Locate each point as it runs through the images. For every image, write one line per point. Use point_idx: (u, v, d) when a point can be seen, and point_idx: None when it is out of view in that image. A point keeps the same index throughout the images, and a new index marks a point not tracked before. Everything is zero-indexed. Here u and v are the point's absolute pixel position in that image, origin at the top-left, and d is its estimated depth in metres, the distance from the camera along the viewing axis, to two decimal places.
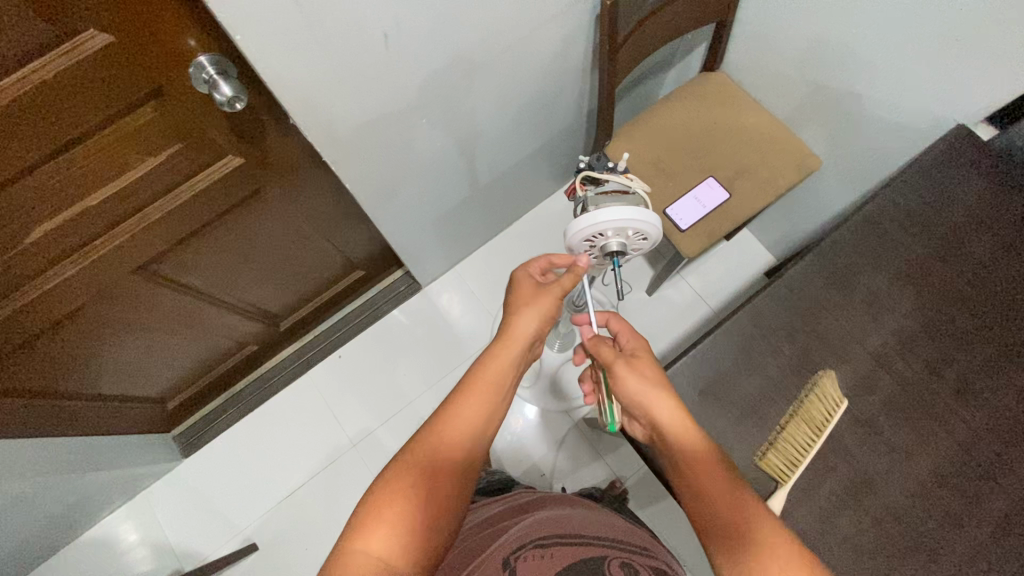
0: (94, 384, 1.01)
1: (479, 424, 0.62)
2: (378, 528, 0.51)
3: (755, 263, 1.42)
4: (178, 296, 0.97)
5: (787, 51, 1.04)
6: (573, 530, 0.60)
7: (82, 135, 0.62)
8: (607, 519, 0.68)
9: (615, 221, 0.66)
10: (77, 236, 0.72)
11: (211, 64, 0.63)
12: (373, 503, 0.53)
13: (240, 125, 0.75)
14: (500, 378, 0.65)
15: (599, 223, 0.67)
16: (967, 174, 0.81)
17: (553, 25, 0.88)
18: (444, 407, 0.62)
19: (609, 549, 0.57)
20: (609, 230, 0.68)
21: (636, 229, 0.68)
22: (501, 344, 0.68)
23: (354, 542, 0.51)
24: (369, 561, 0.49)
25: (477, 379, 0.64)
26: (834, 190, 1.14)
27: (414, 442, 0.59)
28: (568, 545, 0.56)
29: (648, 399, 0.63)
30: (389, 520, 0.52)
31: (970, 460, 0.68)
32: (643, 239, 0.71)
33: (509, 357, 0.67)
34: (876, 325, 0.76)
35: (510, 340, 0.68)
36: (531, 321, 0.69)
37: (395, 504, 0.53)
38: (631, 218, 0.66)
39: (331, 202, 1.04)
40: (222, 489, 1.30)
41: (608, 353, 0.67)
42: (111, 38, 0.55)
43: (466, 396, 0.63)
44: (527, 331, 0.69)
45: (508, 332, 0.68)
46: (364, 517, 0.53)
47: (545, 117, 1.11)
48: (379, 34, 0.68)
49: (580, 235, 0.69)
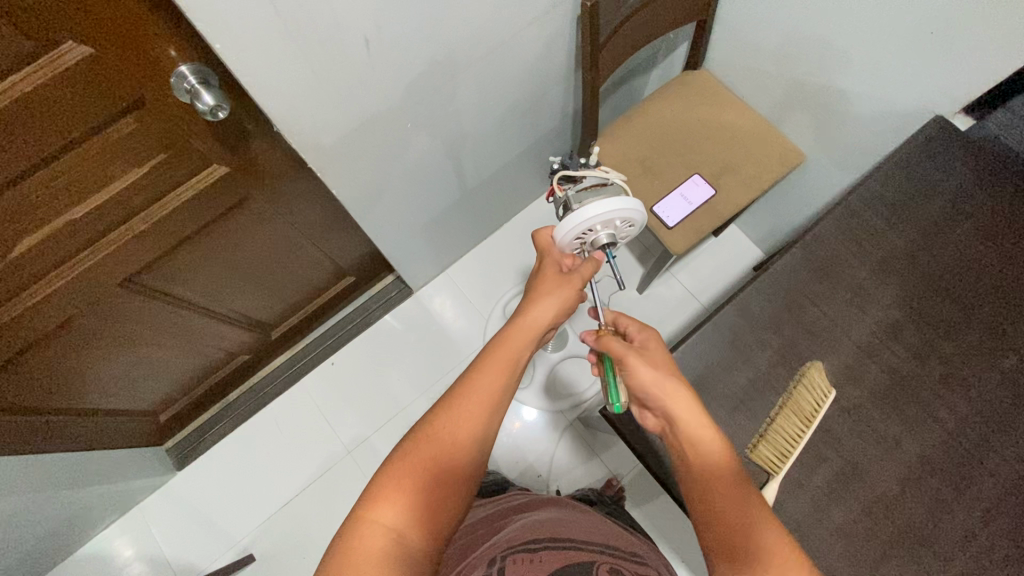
0: (82, 398, 1.00)
1: (497, 400, 0.59)
2: (392, 499, 0.51)
3: (743, 259, 1.43)
4: (163, 305, 0.95)
5: (766, 48, 1.05)
6: (564, 533, 0.60)
7: (64, 147, 0.61)
8: (597, 522, 0.68)
9: (596, 216, 0.67)
10: (63, 248, 0.72)
11: (193, 73, 0.63)
12: (387, 475, 0.53)
13: (223, 134, 0.74)
14: (520, 355, 0.63)
15: (582, 221, 0.68)
16: (946, 164, 0.82)
17: (535, 26, 0.88)
18: (461, 380, 0.60)
19: (599, 555, 0.56)
20: (597, 225, 0.69)
21: (623, 218, 0.69)
22: (520, 321, 0.66)
23: (367, 512, 0.50)
24: (382, 533, 0.49)
25: (496, 356, 0.62)
26: (817, 184, 1.15)
27: (431, 414, 0.58)
28: (560, 549, 0.56)
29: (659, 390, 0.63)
30: (403, 493, 0.51)
31: (958, 446, 0.69)
32: (630, 226, 0.72)
33: (528, 334, 0.65)
34: (861, 316, 0.77)
35: (528, 319, 0.66)
36: (552, 304, 0.67)
37: (410, 476, 0.52)
38: (610, 209, 0.67)
39: (319, 209, 1.04)
40: (218, 501, 1.29)
41: (619, 349, 0.66)
42: (90, 50, 0.55)
43: (484, 371, 0.60)
44: (549, 314, 0.66)
45: (529, 313, 0.66)
46: (377, 487, 0.52)
47: (529, 120, 1.12)
48: (360, 40, 0.68)
49: (568, 238, 0.70)
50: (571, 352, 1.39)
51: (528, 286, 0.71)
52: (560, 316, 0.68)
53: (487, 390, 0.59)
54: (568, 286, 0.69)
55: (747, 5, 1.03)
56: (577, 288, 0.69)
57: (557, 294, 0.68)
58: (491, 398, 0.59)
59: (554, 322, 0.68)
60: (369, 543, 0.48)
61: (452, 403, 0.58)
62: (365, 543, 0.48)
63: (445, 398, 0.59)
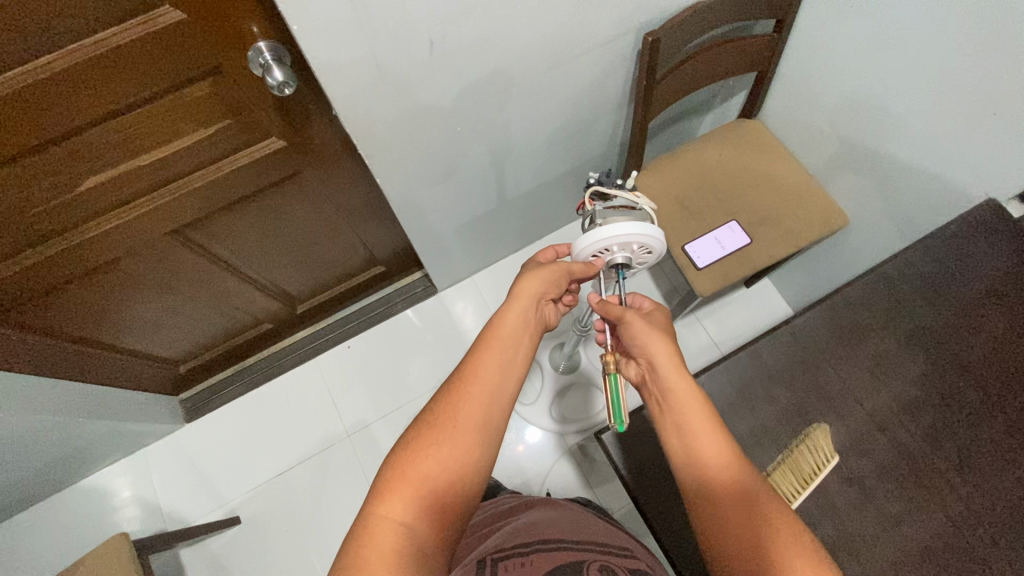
0: (114, 335, 1.06)
1: (496, 382, 0.61)
2: (398, 493, 0.52)
3: (772, 315, 1.40)
4: (203, 259, 1.00)
5: (825, 107, 1.05)
6: (553, 536, 0.60)
7: (145, 98, 0.67)
8: (587, 521, 0.68)
9: (613, 237, 0.67)
10: (127, 190, 0.78)
11: (268, 50, 0.68)
12: (393, 469, 0.54)
13: (286, 111, 0.79)
14: (516, 338, 0.65)
15: (599, 240, 0.68)
16: (992, 248, 0.80)
17: (596, 53, 0.91)
18: (461, 369, 0.61)
19: (589, 553, 0.57)
20: (614, 245, 0.69)
21: (640, 243, 0.69)
22: (516, 304, 0.67)
23: (375, 506, 0.51)
24: (392, 527, 0.50)
25: (493, 339, 0.63)
26: (859, 250, 1.13)
27: (433, 405, 0.59)
28: (549, 551, 0.56)
29: (648, 341, 0.63)
30: (408, 486, 0.52)
31: (961, 538, 0.66)
32: (648, 252, 0.72)
33: (521, 315, 0.66)
34: (878, 387, 0.75)
35: (520, 301, 0.67)
36: (536, 285, 0.68)
37: (414, 468, 0.54)
38: (628, 233, 0.67)
39: (363, 196, 1.08)
40: (218, 459, 1.33)
41: (616, 309, 0.65)
42: (182, 16, 0.61)
43: (481, 354, 0.62)
44: (538, 290, 0.68)
45: (516, 296, 0.67)
46: (382, 484, 0.53)
47: (577, 143, 1.15)
48: (425, 40, 0.72)
49: (584, 253, 0.71)
50: (581, 377, 1.39)
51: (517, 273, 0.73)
52: (553, 287, 0.70)
53: (484, 374, 0.61)
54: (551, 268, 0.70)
55: (811, 63, 1.03)
56: (561, 268, 0.70)
57: (542, 281, 0.69)
58: (489, 381, 0.60)
59: (548, 292, 0.70)
60: (379, 538, 0.49)
61: (452, 392, 0.59)
62: (372, 539, 0.49)
63: (445, 389, 0.60)
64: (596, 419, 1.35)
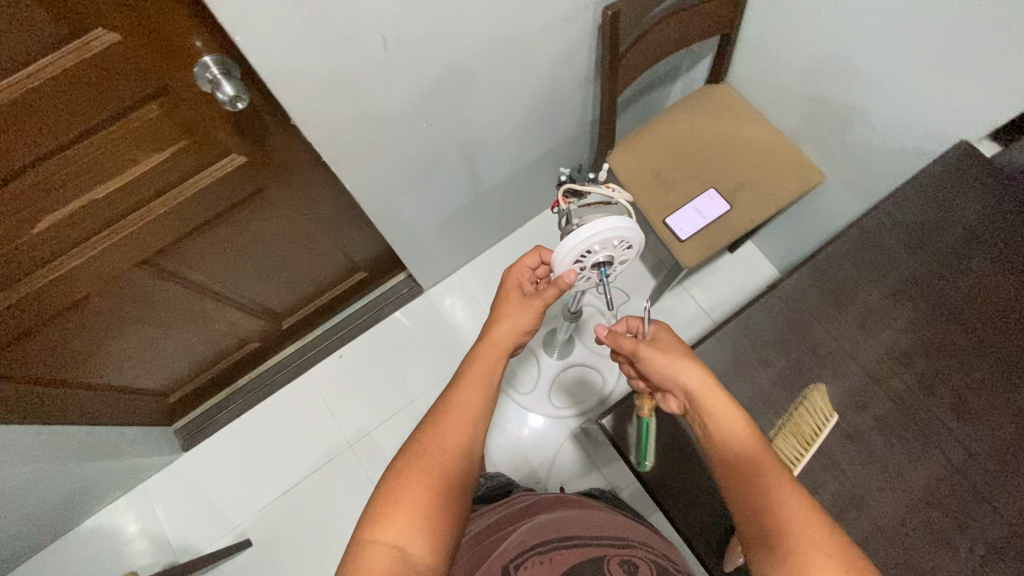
0: (96, 373, 1.03)
1: (480, 412, 0.62)
2: (393, 517, 0.52)
3: (758, 277, 1.41)
4: (177, 287, 0.97)
5: (790, 65, 1.04)
6: (570, 530, 0.61)
7: (90, 129, 0.64)
8: (597, 509, 0.69)
9: (595, 235, 0.66)
10: (86, 226, 0.75)
11: (215, 64, 0.65)
12: (385, 495, 0.54)
13: (242, 125, 0.77)
14: (494, 372, 0.66)
15: (581, 240, 0.66)
16: (968, 191, 0.80)
17: (556, 32, 0.89)
18: (444, 400, 0.62)
19: (607, 548, 0.58)
20: (596, 244, 0.67)
21: (621, 237, 0.68)
22: (494, 340, 0.69)
23: (369, 535, 0.51)
24: (387, 552, 0.50)
25: (473, 373, 0.65)
26: (837, 205, 1.13)
27: (419, 434, 0.59)
28: (568, 548, 0.57)
29: (674, 370, 0.65)
30: (402, 510, 0.52)
31: (962, 480, 0.67)
32: (628, 247, 0.71)
33: (499, 351, 0.68)
34: (870, 341, 0.75)
35: (497, 338, 0.69)
36: (513, 322, 0.70)
37: (405, 494, 0.53)
38: (608, 228, 0.66)
39: (334, 203, 1.05)
40: (220, 483, 1.32)
41: (627, 344, 0.67)
42: (117, 37, 0.58)
43: (463, 387, 0.63)
44: (514, 326, 0.70)
45: (492, 334, 0.69)
46: (376, 510, 0.53)
47: (547, 126, 1.13)
48: (378, 38, 0.69)
49: (567, 258, 0.68)
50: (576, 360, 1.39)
51: (493, 305, 0.73)
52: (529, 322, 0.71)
53: (468, 405, 0.61)
54: (528, 304, 0.71)
55: (773, 20, 1.02)
56: (537, 301, 0.71)
57: (519, 311, 0.70)
58: (473, 412, 0.61)
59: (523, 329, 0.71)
60: (375, 564, 0.49)
61: (437, 422, 0.60)
62: (369, 565, 0.49)
63: (430, 419, 0.61)
64: (595, 400, 1.35)
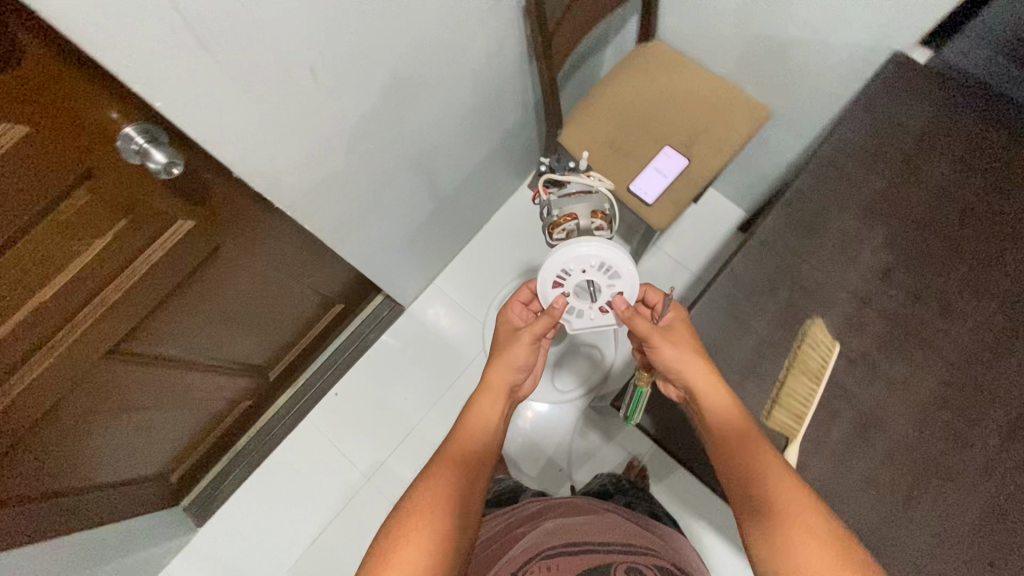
0: (90, 476, 0.98)
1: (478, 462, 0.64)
2: (397, 561, 0.51)
3: (727, 221, 1.43)
4: (150, 369, 0.92)
5: (716, 10, 1.04)
6: (577, 535, 0.61)
7: (19, 232, 0.59)
8: (606, 514, 0.69)
9: (569, 255, 0.72)
10: (41, 330, 0.69)
11: (139, 133, 0.60)
12: (387, 540, 0.53)
13: (181, 189, 0.72)
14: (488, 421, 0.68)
15: (557, 259, 0.72)
16: (912, 100, 0.82)
17: (483, 24, 0.86)
18: (443, 450, 0.64)
19: (614, 553, 0.58)
20: (572, 265, 0.73)
21: (598, 260, 0.72)
22: (488, 386, 0.71)
23: None
24: None
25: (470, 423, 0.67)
26: (789, 136, 1.15)
27: (420, 481, 0.59)
28: (575, 554, 0.57)
29: (680, 363, 0.68)
30: (406, 555, 0.52)
31: (964, 378, 0.70)
32: (612, 273, 0.74)
33: (493, 397, 0.70)
34: (853, 265, 0.77)
35: (492, 382, 0.71)
36: (505, 364, 0.72)
37: (406, 538, 0.53)
38: (582, 249, 0.72)
39: (295, 244, 1.01)
40: (244, 550, 1.28)
41: (643, 326, 0.69)
42: (26, 129, 0.53)
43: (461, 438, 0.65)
44: (506, 371, 0.72)
45: (487, 378, 0.71)
46: (380, 556, 0.52)
47: (492, 118, 1.10)
48: (305, 71, 0.66)
49: (548, 277, 0.75)
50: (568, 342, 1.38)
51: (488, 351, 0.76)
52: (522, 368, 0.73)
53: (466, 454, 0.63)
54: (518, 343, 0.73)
55: None
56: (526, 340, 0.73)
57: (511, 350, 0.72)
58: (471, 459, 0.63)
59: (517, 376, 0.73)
60: None
61: (438, 468, 0.61)
62: None
63: (430, 466, 0.62)
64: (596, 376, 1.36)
